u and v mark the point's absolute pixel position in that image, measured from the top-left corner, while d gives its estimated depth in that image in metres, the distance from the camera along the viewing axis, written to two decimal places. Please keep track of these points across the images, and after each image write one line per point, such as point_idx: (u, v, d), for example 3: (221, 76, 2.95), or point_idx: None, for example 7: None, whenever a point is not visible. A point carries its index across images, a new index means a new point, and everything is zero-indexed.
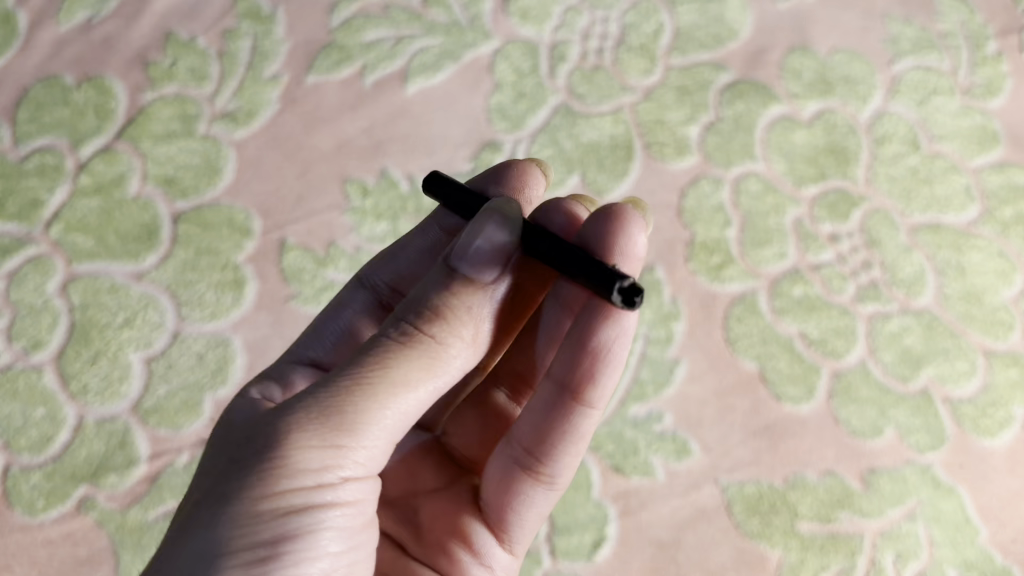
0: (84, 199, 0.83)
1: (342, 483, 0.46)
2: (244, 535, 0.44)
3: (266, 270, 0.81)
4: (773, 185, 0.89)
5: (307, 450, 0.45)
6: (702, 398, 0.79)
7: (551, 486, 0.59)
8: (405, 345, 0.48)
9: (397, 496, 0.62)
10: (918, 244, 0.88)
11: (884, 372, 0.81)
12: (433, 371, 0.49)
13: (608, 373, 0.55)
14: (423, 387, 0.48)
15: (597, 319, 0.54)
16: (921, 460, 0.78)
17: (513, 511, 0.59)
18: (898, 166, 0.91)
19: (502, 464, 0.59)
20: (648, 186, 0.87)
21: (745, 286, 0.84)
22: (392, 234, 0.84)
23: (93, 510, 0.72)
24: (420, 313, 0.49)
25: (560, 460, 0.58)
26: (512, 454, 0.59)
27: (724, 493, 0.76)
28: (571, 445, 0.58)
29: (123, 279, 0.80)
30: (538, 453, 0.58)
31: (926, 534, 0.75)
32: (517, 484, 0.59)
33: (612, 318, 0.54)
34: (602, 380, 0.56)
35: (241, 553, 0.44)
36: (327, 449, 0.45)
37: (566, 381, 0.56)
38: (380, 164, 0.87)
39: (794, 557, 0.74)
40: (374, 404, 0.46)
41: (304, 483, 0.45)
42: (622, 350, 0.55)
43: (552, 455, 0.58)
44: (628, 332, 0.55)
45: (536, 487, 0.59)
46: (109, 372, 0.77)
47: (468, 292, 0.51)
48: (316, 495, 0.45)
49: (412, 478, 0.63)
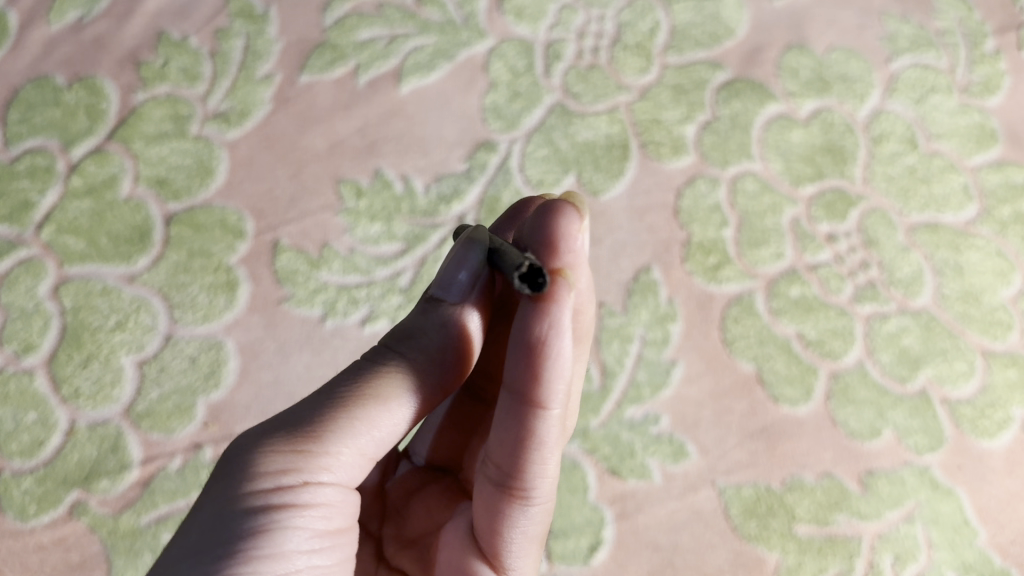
0: (75, 201, 0.83)
1: (307, 486, 0.45)
2: (208, 533, 0.43)
3: (259, 272, 0.81)
4: (770, 185, 0.88)
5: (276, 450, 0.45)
6: (698, 400, 0.78)
7: (530, 503, 0.51)
8: (386, 367, 0.50)
9: (417, 534, 0.59)
10: (915, 243, 0.87)
11: (882, 373, 0.81)
12: (411, 387, 0.50)
13: (553, 367, 0.47)
14: (403, 406, 0.49)
15: (530, 309, 0.47)
16: (919, 461, 0.78)
17: (503, 539, 0.52)
18: (895, 165, 0.91)
19: (482, 492, 0.52)
20: (644, 185, 0.87)
21: (742, 286, 0.83)
22: (387, 235, 0.83)
23: (85, 515, 0.71)
24: (404, 340, 0.52)
25: (533, 471, 0.50)
26: (489, 478, 0.52)
27: (721, 495, 0.75)
28: (538, 452, 0.50)
29: (115, 281, 0.80)
30: (508, 467, 0.50)
31: (925, 536, 0.75)
32: (500, 507, 0.51)
33: (543, 304, 0.47)
34: (553, 372, 0.48)
35: (203, 548, 0.43)
36: (296, 451, 0.46)
37: (516, 384, 0.48)
38: (375, 165, 0.86)
39: (792, 560, 0.73)
40: (351, 412, 0.47)
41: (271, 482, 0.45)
42: (562, 340, 0.47)
43: (521, 468, 0.50)
44: (564, 318, 0.47)
45: (518, 509, 0.51)
46: (101, 375, 0.76)
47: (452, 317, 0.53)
48: (282, 496, 0.44)
49: (432, 515, 0.60)
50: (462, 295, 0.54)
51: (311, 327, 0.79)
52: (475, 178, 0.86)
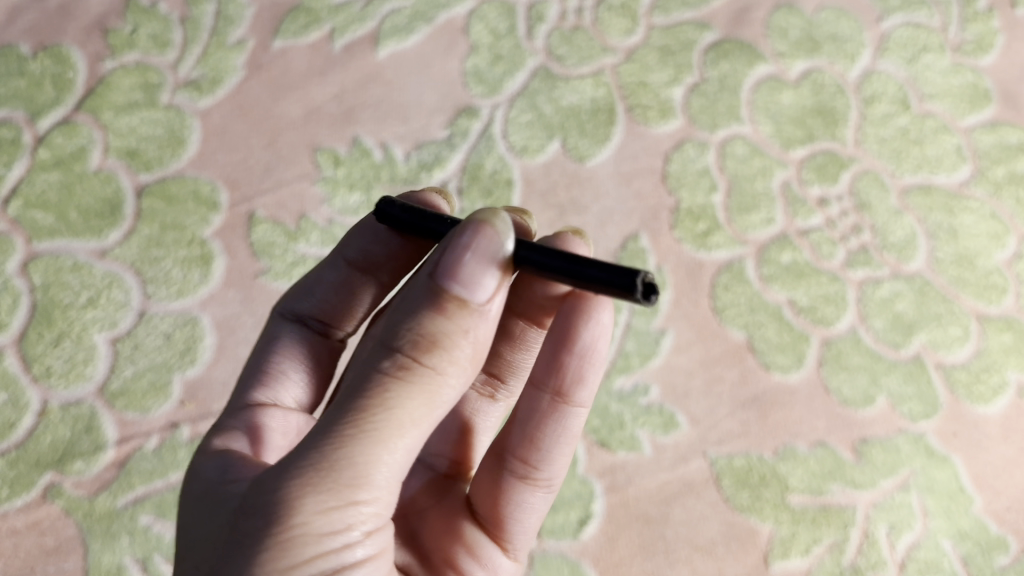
0: (43, 174, 0.80)
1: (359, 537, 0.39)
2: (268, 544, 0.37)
3: (234, 245, 0.78)
4: (761, 148, 0.86)
5: (323, 517, 0.38)
6: (688, 369, 0.77)
7: (548, 490, 0.57)
8: (399, 377, 0.40)
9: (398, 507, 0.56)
10: (909, 207, 0.85)
11: (875, 339, 0.79)
12: (435, 402, 0.41)
13: (592, 369, 0.56)
14: (422, 422, 0.40)
15: (577, 319, 0.54)
16: (914, 429, 0.76)
17: (504, 516, 0.56)
18: (887, 126, 0.89)
19: (485, 471, 0.57)
20: (631, 151, 0.84)
21: (732, 253, 0.81)
22: (367, 205, 0.81)
23: (59, 498, 0.69)
24: (413, 343, 0.40)
25: (555, 462, 0.57)
26: (497, 459, 0.57)
27: (712, 466, 0.73)
28: (564, 448, 0.57)
29: (85, 257, 0.77)
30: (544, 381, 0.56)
31: (920, 504, 0.74)
32: (514, 490, 0.56)
33: (591, 317, 0.54)
34: (592, 377, 0.56)
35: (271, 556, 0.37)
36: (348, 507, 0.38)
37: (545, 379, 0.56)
38: (352, 132, 0.84)
39: (785, 531, 0.72)
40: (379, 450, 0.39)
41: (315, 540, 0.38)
42: (602, 350, 0.56)
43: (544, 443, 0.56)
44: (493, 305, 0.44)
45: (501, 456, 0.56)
46: (74, 353, 0.74)
47: (458, 311, 0.41)
48: (334, 554, 0.38)
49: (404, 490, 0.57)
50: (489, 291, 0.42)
51: None
52: (456, 145, 0.83)
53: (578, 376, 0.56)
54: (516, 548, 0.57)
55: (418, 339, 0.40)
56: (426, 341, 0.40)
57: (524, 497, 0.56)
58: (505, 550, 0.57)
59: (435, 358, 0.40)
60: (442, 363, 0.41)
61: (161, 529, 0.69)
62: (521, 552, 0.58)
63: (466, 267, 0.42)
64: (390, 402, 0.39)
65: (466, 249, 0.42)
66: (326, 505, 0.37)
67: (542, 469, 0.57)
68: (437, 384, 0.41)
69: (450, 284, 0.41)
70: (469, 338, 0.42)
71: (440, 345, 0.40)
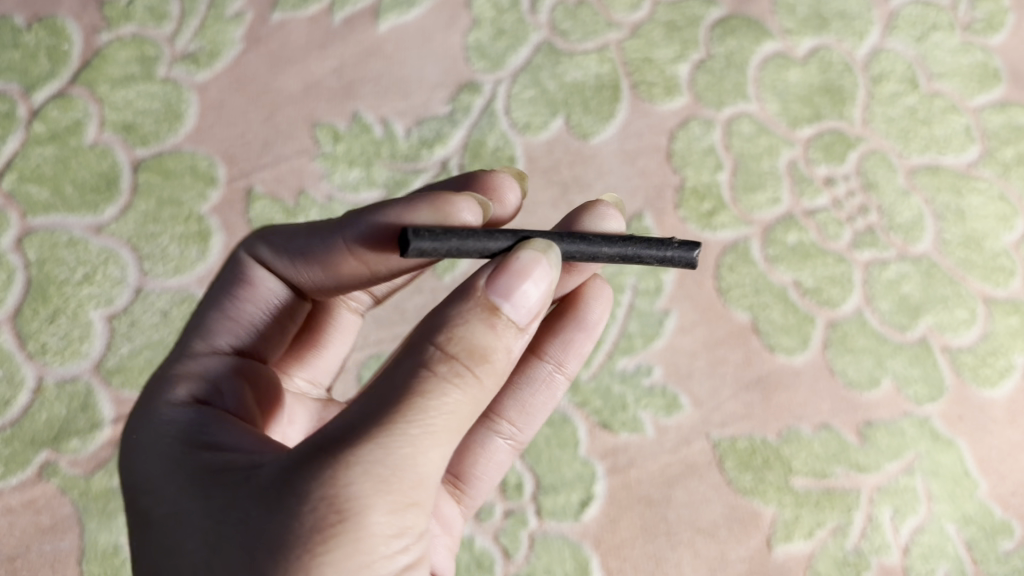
0: (37, 148, 0.78)
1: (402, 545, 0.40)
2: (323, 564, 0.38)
3: (231, 221, 0.77)
4: (767, 127, 0.84)
5: (381, 519, 0.39)
6: (691, 350, 0.76)
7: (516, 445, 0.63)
8: (451, 386, 0.40)
9: None
10: (916, 187, 0.84)
11: (881, 321, 0.78)
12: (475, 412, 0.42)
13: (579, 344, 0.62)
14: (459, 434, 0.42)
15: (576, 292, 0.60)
16: (919, 412, 0.76)
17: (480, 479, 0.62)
18: (895, 106, 0.88)
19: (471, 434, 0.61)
20: (635, 128, 0.83)
21: (737, 233, 0.80)
22: (366, 181, 0.79)
23: (55, 477, 0.68)
24: (454, 350, 0.41)
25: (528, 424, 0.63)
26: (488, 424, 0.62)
27: (716, 448, 0.72)
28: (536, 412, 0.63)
29: (81, 232, 0.76)
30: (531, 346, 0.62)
31: (924, 488, 0.73)
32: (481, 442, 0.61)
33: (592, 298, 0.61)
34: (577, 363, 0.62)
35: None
36: (401, 508, 0.40)
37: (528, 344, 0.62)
38: (352, 107, 0.82)
39: (789, 514, 0.71)
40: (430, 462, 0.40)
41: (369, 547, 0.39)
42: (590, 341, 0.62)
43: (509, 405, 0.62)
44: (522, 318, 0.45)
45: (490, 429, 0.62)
46: (70, 330, 0.73)
47: (506, 329, 0.42)
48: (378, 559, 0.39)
49: None
50: (529, 312, 0.43)
51: None
52: (458, 121, 0.82)
53: (569, 360, 0.62)
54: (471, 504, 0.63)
55: (474, 357, 0.41)
56: (479, 353, 0.41)
57: (500, 457, 0.62)
58: (460, 503, 0.62)
59: (483, 370, 0.41)
60: (486, 377, 0.42)
61: None
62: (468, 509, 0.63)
63: (518, 290, 0.43)
64: (443, 415, 0.40)
65: (516, 270, 0.43)
66: (390, 507, 0.39)
67: (520, 435, 0.63)
68: (477, 393, 0.42)
69: (500, 302, 0.42)
70: (509, 354, 0.43)
71: (487, 360, 0.42)
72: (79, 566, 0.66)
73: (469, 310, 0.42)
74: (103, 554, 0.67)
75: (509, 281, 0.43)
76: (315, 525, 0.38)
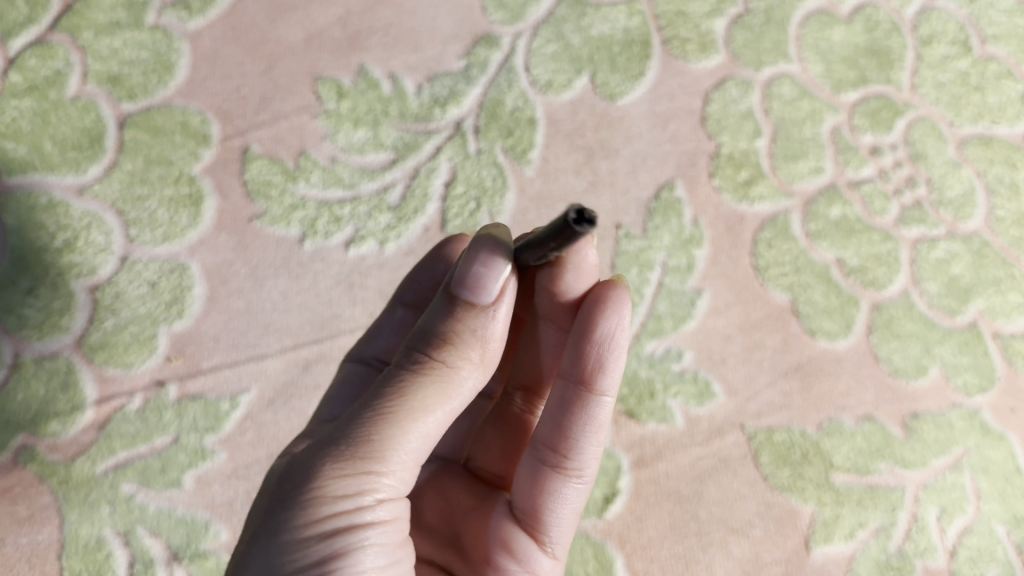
0: (13, 100, 0.71)
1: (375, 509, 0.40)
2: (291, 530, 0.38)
3: (226, 184, 0.71)
4: (809, 90, 0.78)
5: (341, 481, 0.39)
6: (725, 333, 0.70)
7: (582, 480, 0.51)
8: (418, 370, 0.41)
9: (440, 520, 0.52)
10: (967, 159, 0.78)
11: (929, 304, 0.72)
12: (450, 394, 0.42)
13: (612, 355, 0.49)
14: (437, 416, 0.41)
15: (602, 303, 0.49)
16: (969, 404, 0.70)
17: (548, 516, 0.50)
18: (946, 70, 0.81)
19: (524, 469, 0.51)
20: (667, 89, 0.77)
21: (776, 206, 0.73)
22: (373, 142, 0.73)
23: (32, 463, 0.63)
24: (428, 340, 0.42)
25: (586, 451, 0.50)
26: (533, 455, 0.51)
27: (751, 441, 0.67)
28: (593, 437, 0.50)
29: (62, 194, 0.69)
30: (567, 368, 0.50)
31: (974, 487, 0.68)
32: (544, 481, 0.50)
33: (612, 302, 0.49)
34: (614, 367, 0.50)
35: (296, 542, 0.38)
36: (365, 472, 0.39)
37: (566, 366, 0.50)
38: (358, 61, 0.75)
39: (828, 513, 0.66)
40: (398, 431, 0.40)
41: (338, 511, 0.38)
42: (624, 337, 0.50)
43: (564, 435, 0.50)
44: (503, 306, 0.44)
45: (555, 475, 0.50)
46: (49, 302, 0.67)
47: (471, 316, 0.43)
48: (350, 522, 0.39)
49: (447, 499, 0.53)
50: (494, 293, 0.43)
51: (288, 249, 0.70)
52: (474, 78, 0.75)
53: (599, 364, 0.49)
54: (556, 544, 0.51)
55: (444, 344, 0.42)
56: (441, 341, 0.42)
57: (559, 487, 0.50)
58: (543, 545, 0.50)
59: (451, 354, 0.42)
60: (455, 360, 0.42)
61: (146, 499, 0.63)
62: (559, 550, 0.51)
63: (470, 275, 0.43)
64: (410, 391, 0.41)
65: (469, 259, 0.43)
66: (349, 470, 0.39)
67: (575, 459, 0.50)
68: (453, 376, 0.42)
69: (459, 291, 0.43)
70: (479, 338, 0.43)
71: (452, 345, 0.42)
72: (58, 562, 0.61)
73: (444, 304, 0.44)
74: (85, 548, 0.61)
75: (467, 266, 0.43)
76: (288, 494, 0.39)
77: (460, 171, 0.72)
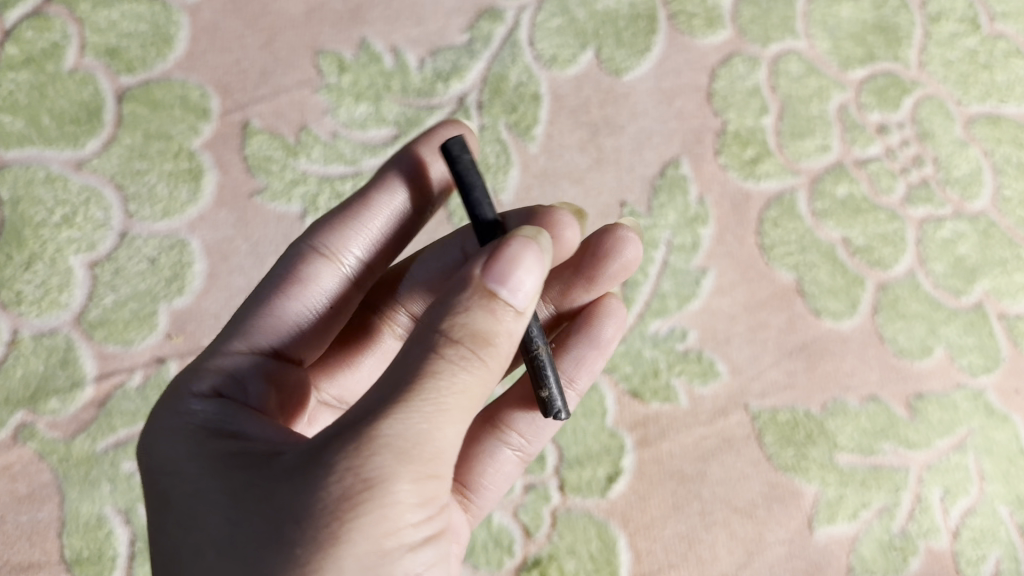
0: (10, 73, 0.70)
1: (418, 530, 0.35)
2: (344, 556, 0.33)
3: (226, 159, 0.70)
4: (817, 67, 0.77)
5: (400, 492, 0.34)
6: (730, 313, 0.69)
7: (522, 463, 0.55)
8: (458, 364, 0.35)
9: None
10: (975, 138, 0.77)
11: (935, 284, 0.72)
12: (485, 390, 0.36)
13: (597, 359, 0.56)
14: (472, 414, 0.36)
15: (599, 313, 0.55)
16: (974, 384, 0.70)
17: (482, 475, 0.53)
18: (955, 48, 0.80)
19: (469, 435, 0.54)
20: (673, 65, 0.76)
21: (782, 184, 0.73)
22: (375, 118, 0.72)
23: (32, 440, 0.62)
24: (455, 327, 0.35)
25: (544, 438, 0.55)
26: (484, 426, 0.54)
27: (755, 421, 0.67)
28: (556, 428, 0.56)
29: (60, 168, 0.68)
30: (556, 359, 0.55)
31: (977, 468, 0.68)
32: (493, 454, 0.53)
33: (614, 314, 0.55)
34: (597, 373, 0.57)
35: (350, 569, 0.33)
36: (421, 483, 0.34)
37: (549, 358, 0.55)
38: (360, 34, 0.74)
39: (832, 493, 0.66)
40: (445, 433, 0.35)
41: (387, 532, 0.34)
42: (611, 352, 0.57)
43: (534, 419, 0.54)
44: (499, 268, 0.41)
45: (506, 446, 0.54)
46: (48, 278, 0.66)
47: (496, 306, 0.36)
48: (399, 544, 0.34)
49: None
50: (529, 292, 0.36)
51: (289, 225, 0.69)
52: (477, 52, 0.74)
53: (591, 368, 0.56)
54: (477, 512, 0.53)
55: (478, 338, 0.35)
56: (479, 335, 0.35)
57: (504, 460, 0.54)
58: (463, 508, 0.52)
59: (484, 350, 0.36)
60: (493, 359, 0.36)
61: None
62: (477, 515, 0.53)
63: (510, 274, 0.36)
64: (452, 390, 0.35)
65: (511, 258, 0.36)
66: (407, 483, 0.34)
67: (533, 443, 0.55)
68: (488, 371, 0.36)
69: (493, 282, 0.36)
70: (511, 338, 0.37)
71: (492, 344, 0.36)
72: (59, 539, 0.60)
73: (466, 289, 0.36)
74: (85, 526, 0.61)
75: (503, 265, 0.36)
76: (330, 506, 0.33)
77: None
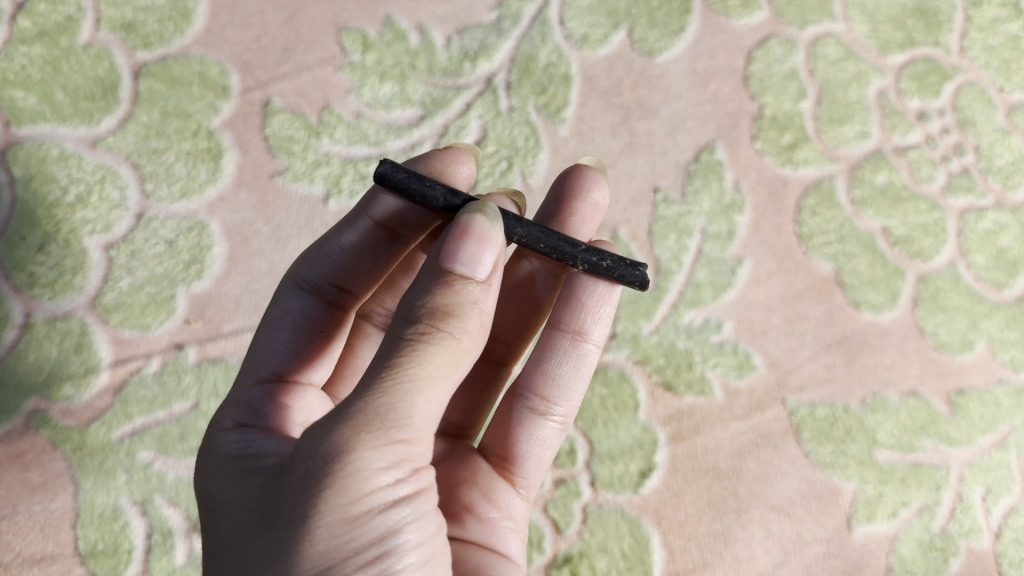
0: (23, 47, 0.68)
1: (398, 483, 0.37)
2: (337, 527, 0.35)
3: (246, 139, 0.67)
4: (855, 51, 0.75)
5: (369, 458, 0.35)
6: (766, 304, 0.67)
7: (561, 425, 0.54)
8: (430, 339, 0.37)
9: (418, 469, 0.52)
10: (1017, 127, 0.75)
11: (976, 278, 0.70)
12: (460, 360, 0.38)
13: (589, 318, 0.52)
14: (439, 388, 0.37)
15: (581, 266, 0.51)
16: (1015, 380, 0.68)
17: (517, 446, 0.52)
18: (997, 33, 0.77)
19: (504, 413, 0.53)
20: (708, 47, 0.73)
21: (821, 171, 0.71)
22: (400, 98, 0.69)
23: (45, 428, 0.60)
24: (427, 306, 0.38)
25: (567, 398, 0.53)
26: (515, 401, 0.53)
27: (792, 416, 0.64)
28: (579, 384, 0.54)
29: (74, 146, 0.66)
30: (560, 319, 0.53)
31: (1020, 466, 0.65)
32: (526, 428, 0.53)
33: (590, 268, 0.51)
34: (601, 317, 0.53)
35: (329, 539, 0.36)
36: (389, 447, 0.36)
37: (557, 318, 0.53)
38: (385, 11, 0.72)
39: (872, 491, 0.63)
40: (413, 400, 0.36)
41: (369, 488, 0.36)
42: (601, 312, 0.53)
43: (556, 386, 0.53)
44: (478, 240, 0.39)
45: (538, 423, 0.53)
46: (61, 260, 0.64)
47: (466, 287, 0.38)
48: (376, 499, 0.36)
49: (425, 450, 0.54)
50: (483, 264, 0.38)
51: (311, 208, 0.66)
52: (506, 31, 0.72)
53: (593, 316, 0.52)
54: (527, 486, 0.53)
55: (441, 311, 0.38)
56: (442, 311, 0.37)
57: (541, 431, 0.53)
58: (515, 487, 0.52)
59: (455, 325, 0.38)
60: (458, 331, 0.38)
61: (164, 467, 0.60)
62: (532, 492, 0.54)
63: (464, 249, 0.38)
64: (415, 363, 0.36)
65: (475, 235, 0.39)
66: (378, 446, 0.36)
67: (559, 404, 0.53)
68: (456, 343, 0.38)
69: (454, 262, 0.38)
70: (478, 309, 0.39)
71: (454, 315, 0.38)
72: (73, 531, 0.58)
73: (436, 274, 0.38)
74: (100, 518, 0.59)
75: (458, 241, 0.38)
76: (312, 478, 0.35)
77: (490, 130, 0.69)
